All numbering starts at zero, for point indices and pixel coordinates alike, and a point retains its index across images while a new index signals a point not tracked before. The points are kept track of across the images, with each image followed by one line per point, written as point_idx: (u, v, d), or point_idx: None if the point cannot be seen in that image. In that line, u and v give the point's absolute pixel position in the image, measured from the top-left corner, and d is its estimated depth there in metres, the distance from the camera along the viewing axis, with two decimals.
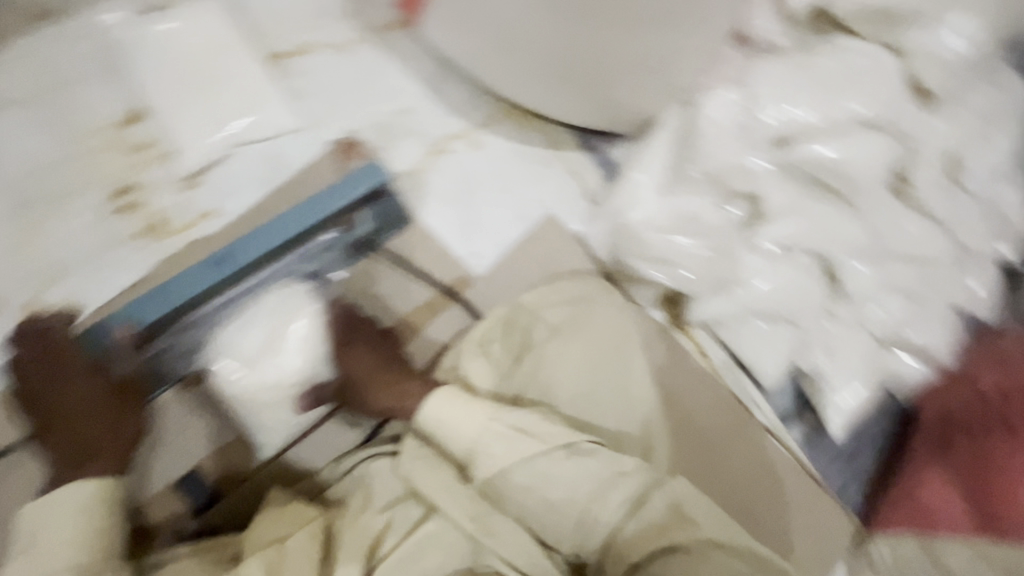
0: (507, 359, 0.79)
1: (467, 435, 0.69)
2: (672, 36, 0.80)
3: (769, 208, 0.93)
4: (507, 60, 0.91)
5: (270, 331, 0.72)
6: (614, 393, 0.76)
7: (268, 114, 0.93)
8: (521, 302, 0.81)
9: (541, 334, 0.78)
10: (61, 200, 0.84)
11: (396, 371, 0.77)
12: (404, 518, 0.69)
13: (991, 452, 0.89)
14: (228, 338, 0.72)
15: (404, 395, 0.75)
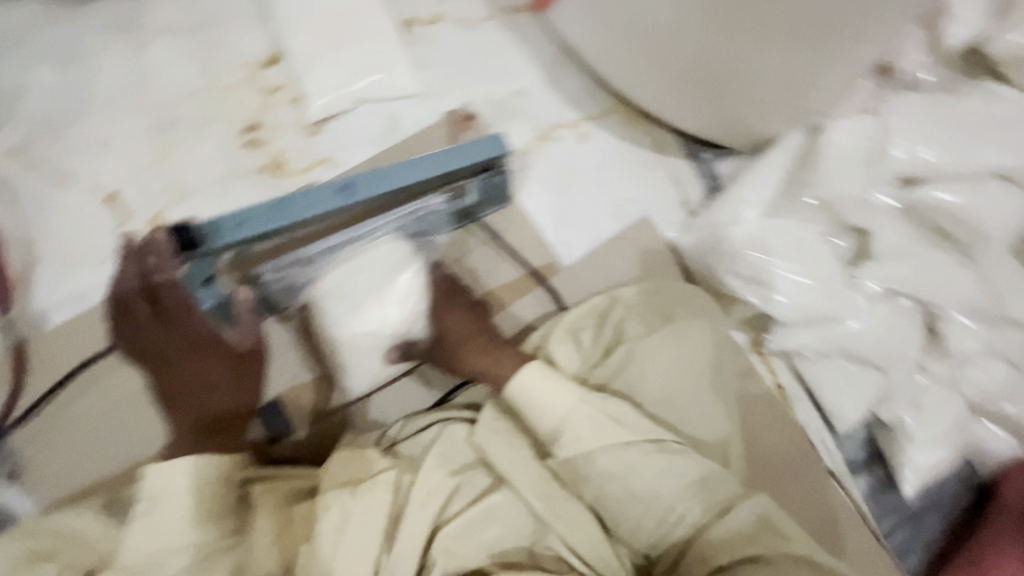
0: (597, 349, 0.82)
1: (557, 412, 0.72)
2: (814, 60, 0.77)
3: (879, 248, 0.90)
4: (638, 57, 0.91)
5: (377, 282, 0.74)
6: (699, 399, 0.77)
7: (394, 75, 0.95)
8: (619, 295, 0.85)
9: (635, 331, 0.81)
10: (197, 127, 0.89)
11: (491, 336, 0.82)
12: (471, 488, 0.72)
13: None
14: (336, 282, 0.74)
15: (499, 359, 0.79)
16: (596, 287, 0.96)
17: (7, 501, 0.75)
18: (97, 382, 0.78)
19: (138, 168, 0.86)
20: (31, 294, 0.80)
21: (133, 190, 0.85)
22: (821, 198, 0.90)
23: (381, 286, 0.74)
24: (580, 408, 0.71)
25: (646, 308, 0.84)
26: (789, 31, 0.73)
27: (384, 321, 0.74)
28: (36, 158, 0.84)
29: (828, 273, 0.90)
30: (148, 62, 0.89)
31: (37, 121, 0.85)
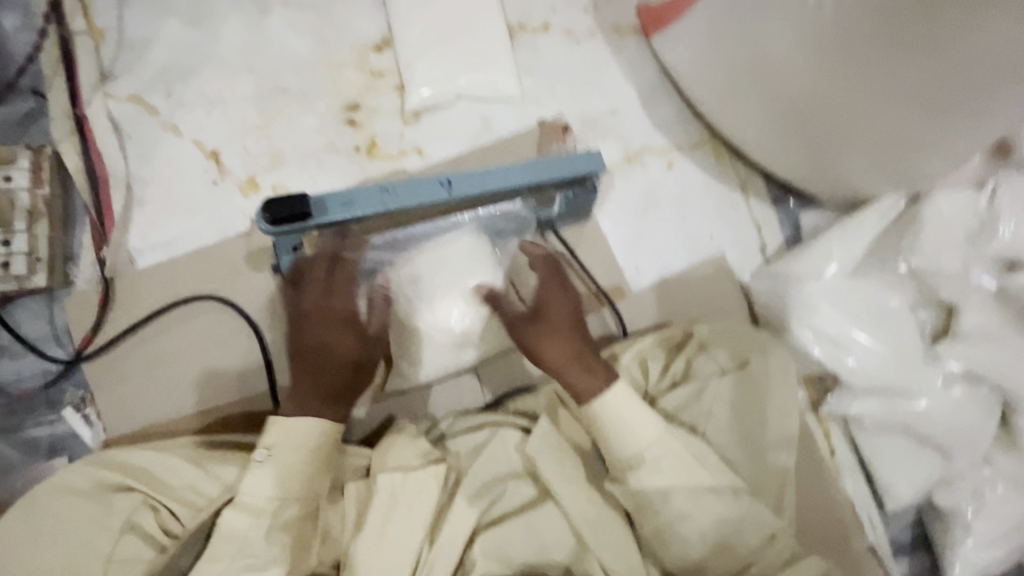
0: (665, 379, 0.84)
1: (638, 441, 0.71)
2: (932, 130, 0.75)
3: (963, 328, 0.86)
4: (749, 91, 0.90)
5: (456, 275, 0.75)
6: (757, 446, 0.79)
7: (496, 77, 0.96)
8: (696, 333, 0.86)
9: (708, 369, 0.83)
10: (304, 99, 0.92)
11: (585, 338, 0.76)
12: (513, 495, 0.74)
13: None
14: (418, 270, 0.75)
15: (591, 368, 0.74)
16: (661, 318, 0.95)
17: (75, 428, 0.79)
18: (177, 325, 0.82)
19: (243, 130, 0.89)
20: (126, 235, 0.83)
21: (234, 151, 0.88)
22: (912, 266, 0.87)
23: (461, 280, 0.75)
24: (656, 444, 0.71)
25: (721, 350, 0.85)
26: (921, 95, 0.71)
27: (460, 315, 0.75)
28: (151, 106, 0.87)
29: (905, 344, 0.87)
30: (267, 31, 0.92)
31: (159, 71, 0.88)
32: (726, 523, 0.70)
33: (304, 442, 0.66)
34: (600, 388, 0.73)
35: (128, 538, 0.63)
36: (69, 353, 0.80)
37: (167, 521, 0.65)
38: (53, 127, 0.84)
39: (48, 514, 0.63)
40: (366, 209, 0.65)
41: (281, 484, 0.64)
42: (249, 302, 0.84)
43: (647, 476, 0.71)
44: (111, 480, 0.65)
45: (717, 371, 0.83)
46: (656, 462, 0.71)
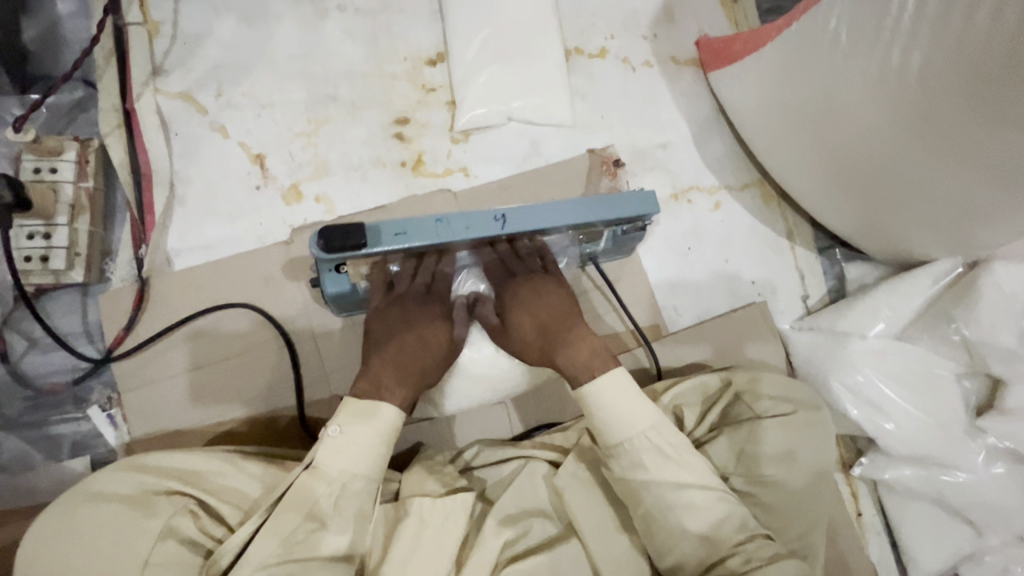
0: (702, 426, 0.82)
1: (627, 429, 0.70)
2: (997, 200, 0.71)
3: (1009, 403, 0.83)
4: (813, 138, 0.87)
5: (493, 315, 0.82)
6: (795, 507, 0.75)
7: (549, 101, 0.94)
8: (732, 381, 0.84)
9: (744, 417, 0.81)
10: (353, 109, 0.90)
11: (549, 325, 0.77)
12: (537, 537, 0.72)
13: None
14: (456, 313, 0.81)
15: (558, 356, 0.75)
16: (697, 362, 0.92)
17: (98, 428, 0.78)
18: (212, 329, 0.81)
19: (289, 137, 0.87)
20: (165, 234, 0.82)
21: (279, 156, 0.87)
22: (966, 336, 0.83)
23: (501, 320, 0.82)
24: (642, 438, 0.70)
25: (763, 398, 0.81)
26: (995, 164, 0.67)
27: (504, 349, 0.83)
28: (199, 104, 0.86)
29: (948, 414, 0.85)
30: (323, 36, 0.91)
31: (210, 70, 0.87)
32: (723, 548, 0.66)
33: (372, 414, 0.67)
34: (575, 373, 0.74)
35: (167, 543, 0.60)
36: (100, 351, 0.79)
37: (208, 526, 0.63)
38: (100, 119, 0.83)
39: (79, 516, 0.60)
40: (419, 239, 0.63)
41: (333, 461, 0.64)
42: (283, 312, 0.83)
43: (670, 533, 0.67)
44: (150, 481, 0.64)
45: (753, 419, 0.80)
46: (656, 493, 0.68)
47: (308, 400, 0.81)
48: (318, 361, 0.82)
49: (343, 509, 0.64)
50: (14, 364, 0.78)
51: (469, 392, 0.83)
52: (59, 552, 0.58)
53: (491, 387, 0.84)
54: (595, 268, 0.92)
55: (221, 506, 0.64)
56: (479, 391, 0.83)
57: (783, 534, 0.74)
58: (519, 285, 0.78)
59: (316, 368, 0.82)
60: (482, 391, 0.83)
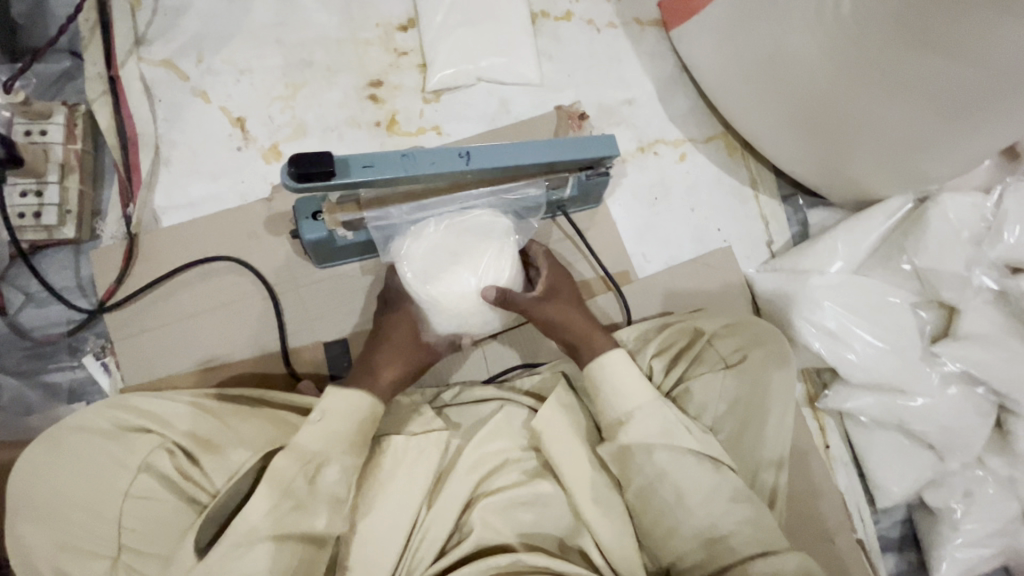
0: (673, 374, 0.84)
1: (625, 390, 0.75)
2: (935, 126, 0.76)
3: (963, 330, 0.88)
4: (764, 85, 0.91)
5: (459, 257, 0.77)
6: (753, 437, 0.78)
7: (516, 61, 0.98)
8: (704, 329, 0.85)
9: (712, 362, 0.83)
10: (328, 74, 0.94)
11: (581, 316, 0.82)
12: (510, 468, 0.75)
13: None
14: (414, 269, 0.77)
15: (576, 349, 0.81)
16: (666, 306, 0.96)
17: (93, 375, 0.82)
18: (200, 284, 0.85)
19: (268, 100, 0.92)
20: (152, 194, 0.87)
21: (259, 119, 0.91)
22: (916, 265, 0.88)
23: (469, 261, 0.77)
24: (635, 389, 0.75)
25: (729, 346, 0.83)
26: (936, 97, 0.72)
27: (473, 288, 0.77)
28: (181, 71, 0.90)
29: (906, 341, 0.89)
30: (298, 6, 0.95)
31: (191, 39, 0.91)
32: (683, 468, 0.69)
33: (355, 408, 0.70)
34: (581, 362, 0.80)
35: (145, 478, 0.65)
36: (93, 303, 0.83)
37: (185, 467, 0.66)
38: (87, 86, 0.87)
39: (68, 449, 0.65)
40: (384, 171, 0.67)
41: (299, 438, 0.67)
42: (266, 266, 0.87)
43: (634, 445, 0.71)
44: (132, 423, 0.67)
45: (723, 364, 0.82)
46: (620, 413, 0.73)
47: (293, 347, 0.85)
48: (301, 310, 0.87)
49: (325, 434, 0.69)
50: (11, 317, 0.82)
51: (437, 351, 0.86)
52: (45, 485, 0.64)
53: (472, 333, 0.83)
54: (567, 218, 0.96)
55: (199, 447, 0.67)
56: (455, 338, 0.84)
57: (741, 444, 0.78)
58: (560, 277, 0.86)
59: (299, 318, 0.86)
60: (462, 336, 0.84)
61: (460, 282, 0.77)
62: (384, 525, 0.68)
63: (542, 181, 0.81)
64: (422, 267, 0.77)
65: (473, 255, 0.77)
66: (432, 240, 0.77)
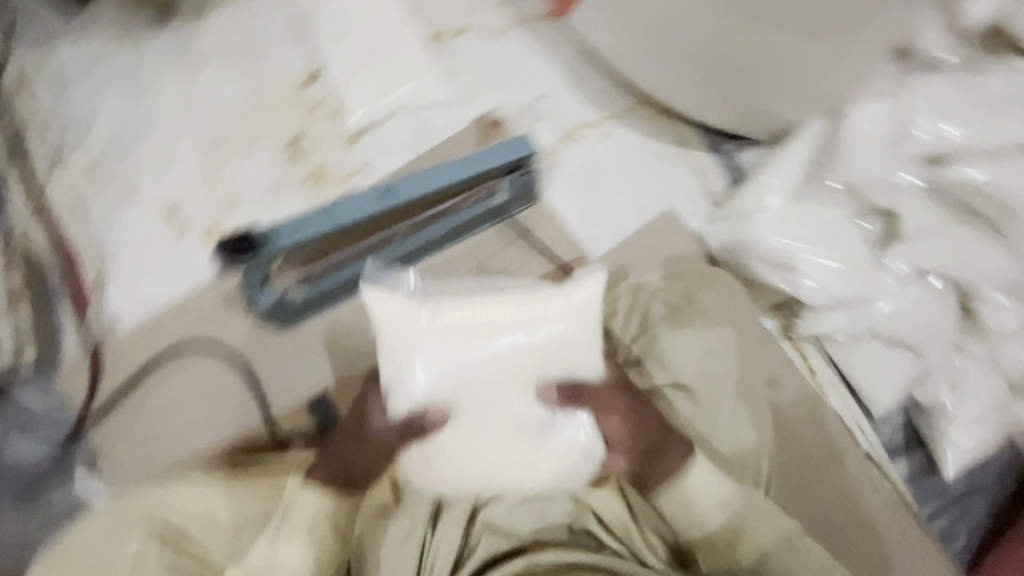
0: (630, 333, 0.91)
1: None
2: (835, 49, 0.78)
3: (909, 229, 0.90)
4: (665, 51, 0.93)
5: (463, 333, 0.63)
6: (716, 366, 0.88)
7: (424, 86, 1.01)
8: (645, 285, 0.95)
9: (659, 313, 0.91)
10: (247, 143, 0.96)
11: (650, 433, 0.68)
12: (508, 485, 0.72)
13: None
14: (384, 341, 0.64)
15: (662, 458, 0.66)
16: (625, 279, 0.98)
17: (86, 487, 0.83)
18: (166, 378, 0.86)
19: (195, 184, 0.94)
20: (105, 300, 0.89)
21: (191, 204, 0.93)
22: (845, 181, 0.91)
23: (465, 341, 0.63)
24: None
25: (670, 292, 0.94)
26: (822, 22, 0.75)
27: (474, 376, 0.63)
28: (106, 178, 0.93)
29: (856, 254, 0.92)
30: (202, 87, 0.98)
31: (109, 146, 0.94)
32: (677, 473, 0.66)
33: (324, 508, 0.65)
34: (672, 468, 0.66)
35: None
36: (71, 420, 0.85)
37: (177, 555, 0.67)
38: (23, 217, 0.91)
39: (66, 560, 0.66)
40: (309, 228, 0.69)
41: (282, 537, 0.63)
42: (231, 343, 0.88)
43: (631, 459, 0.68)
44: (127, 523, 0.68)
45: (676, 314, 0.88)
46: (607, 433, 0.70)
47: (275, 415, 0.86)
48: (277, 376, 0.87)
49: (301, 521, 0.64)
50: None
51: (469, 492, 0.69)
52: None
53: (483, 472, 0.67)
54: (510, 222, 0.99)
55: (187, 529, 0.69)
56: (466, 473, 0.67)
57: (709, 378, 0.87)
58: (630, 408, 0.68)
59: (276, 383, 0.87)
60: (474, 473, 0.67)
61: (452, 368, 0.63)
62: (394, 562, 0.69)
63: (598, 275, 0.67)
64: (398, 340, 0.62)
65: (472, 326, 0.63)
66: (418, 312, 0.63)
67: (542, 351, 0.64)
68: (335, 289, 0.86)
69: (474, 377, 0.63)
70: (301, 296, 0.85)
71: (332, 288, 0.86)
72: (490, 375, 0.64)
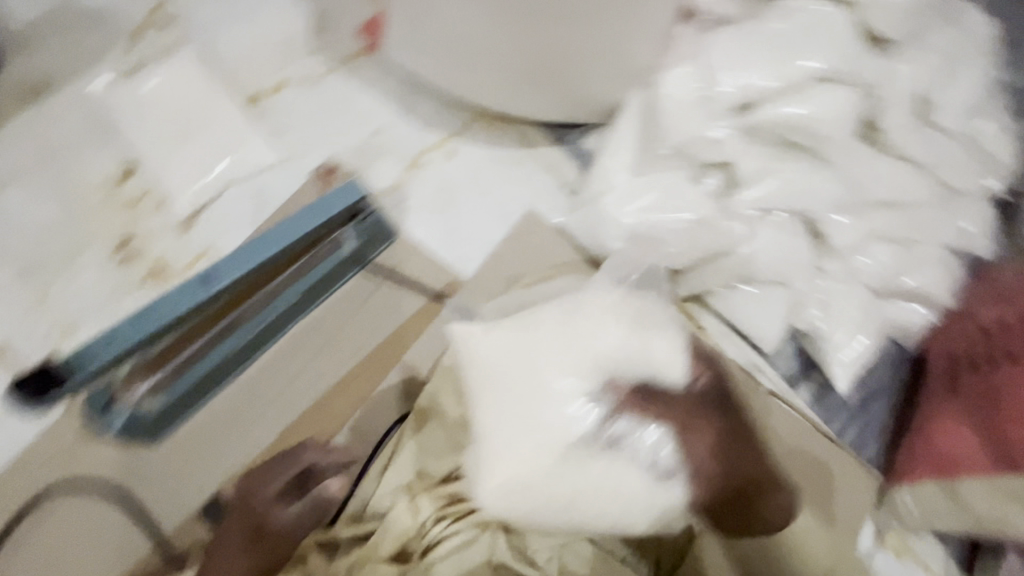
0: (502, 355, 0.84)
1: None
2: (622, 20, 0.81)
3: (746, 174, 0.94)
4: (476, 67, 0.92)
5: (556, 341, 0.74)
6: None
7: (249, 153, 0.97)
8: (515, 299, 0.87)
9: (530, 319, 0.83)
10: (71, 259, 0.91)
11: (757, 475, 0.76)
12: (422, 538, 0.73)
13: (992, 383, 0.81)
14: (472, 367, 0.76)
15: (759, 498, 0.76)
16: (501, 290, 0.98)
17: None
18: (37, 529, 0.81)
19: (25, 315, 0.88)
20: None
21: (25, 337, 0.87)
22: (676, 146, 0.93)
23: (549, 361, 0.73)
24: None
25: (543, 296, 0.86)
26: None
27: (567, 392, 0.72)
28: None
29: (704, 209, 0.94)
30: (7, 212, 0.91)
31: None
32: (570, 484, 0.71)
33: None
34: (769, 503, 0.77)
35: None
36: None
37: None
38: None
39: None
40: (126, 337, 0.64)
41: None
42: (103, 471, 0.84)
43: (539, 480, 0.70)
44: None
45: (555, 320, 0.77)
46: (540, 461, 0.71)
47: (167, 532, 0.83)
48: (161, 491, 0.84)
49: None
50: None
51: (529, 521, 0.71)
52: None
53: (562, 503, 0.70)
54: (370, 266, 0.98)
55: None
56: (555, 510, 0.70)
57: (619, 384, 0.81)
58: (731, 446, 0.74)
59: (162, 500, 0.84)
60: (553, 509, 0.70)
61: (557, 391, 0.72)
62: None
63: (654, 273, 0.87)
64: (501, 364, 0.75)
65: (560, 356, 0.73)
66: (530, 340, 0.75)
67: (627, 364, 0.73)
68: (188, 389, 0.85)
69: (566, 395, 0.71)
70: (152, 404, 0.83)
71: (184, 389, 0.85)
72: (579, 386, 0.72)
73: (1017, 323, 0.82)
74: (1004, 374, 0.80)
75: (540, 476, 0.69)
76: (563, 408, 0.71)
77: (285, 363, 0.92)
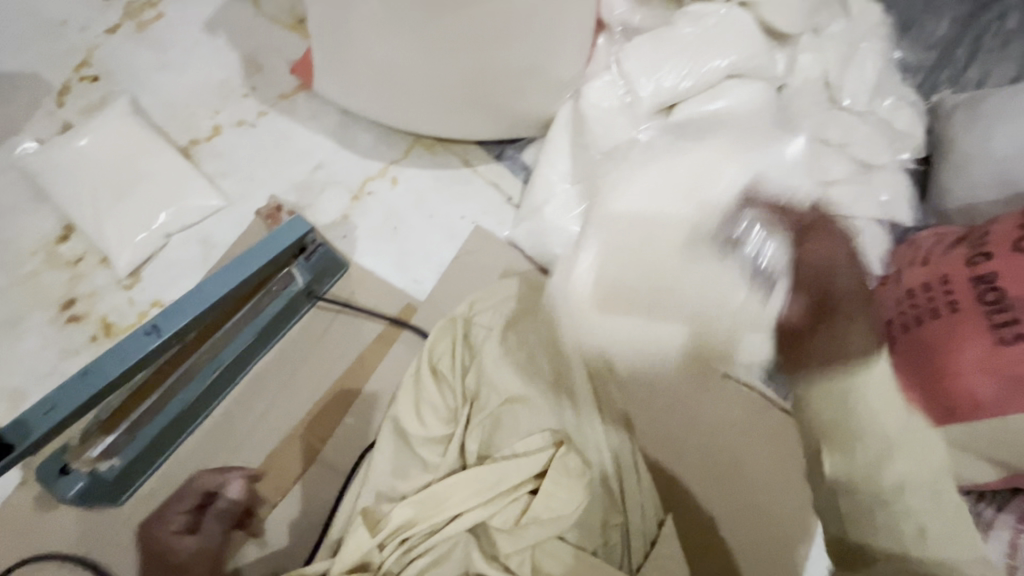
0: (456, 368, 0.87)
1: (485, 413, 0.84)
2: (535, 40, 0.85)
3: None
4: (402, 97, 0.94)
5: (721, 156, 0.87)
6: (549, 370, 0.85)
7: (189, 200, 0.98)
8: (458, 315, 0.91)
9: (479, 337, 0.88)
10: (18, 325, 0.91)
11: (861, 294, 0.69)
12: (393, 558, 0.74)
13: (922, 337, 0.68)
14: (627, 183, 0.87)
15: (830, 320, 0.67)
16: (453, 309, 1.00)
17: None
18: None
19: None
20: None
21: None
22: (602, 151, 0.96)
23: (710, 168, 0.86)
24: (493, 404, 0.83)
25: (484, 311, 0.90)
26: (503, 23, 0.80)
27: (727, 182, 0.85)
28: None
29: None
30: None
31: None
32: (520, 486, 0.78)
33: None
34: (836, 338, 0.66)
35: None
36: None
37: None
38: None
39: None
40: (72, 399, 0.64)
41: None
42: (70, 532, 0.85)
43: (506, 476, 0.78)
44: None
45: (490, 332, 0.88)
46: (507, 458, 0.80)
47: None
48: (129, 549, 0.85)
49: None
50: None
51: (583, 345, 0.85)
52: None
53: (626, 324, 0.83)
54: (326, 299, 0.99)
55: None
56: (611, 333, 0.84)
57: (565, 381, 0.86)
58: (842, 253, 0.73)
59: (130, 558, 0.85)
60: (618, 327, 0.83)
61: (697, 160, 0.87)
62: None
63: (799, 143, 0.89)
64: (653, 190, 0.86)
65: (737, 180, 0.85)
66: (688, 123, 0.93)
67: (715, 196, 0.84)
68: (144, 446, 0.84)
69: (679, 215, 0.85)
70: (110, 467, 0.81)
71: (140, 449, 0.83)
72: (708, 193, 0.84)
73: (960, 275, 0.68)
74: (939, 327, 0.67)
75: (622, 268, 0.83)
76: (704, 203, 0.84)
77: (249, 407, 0.93)
